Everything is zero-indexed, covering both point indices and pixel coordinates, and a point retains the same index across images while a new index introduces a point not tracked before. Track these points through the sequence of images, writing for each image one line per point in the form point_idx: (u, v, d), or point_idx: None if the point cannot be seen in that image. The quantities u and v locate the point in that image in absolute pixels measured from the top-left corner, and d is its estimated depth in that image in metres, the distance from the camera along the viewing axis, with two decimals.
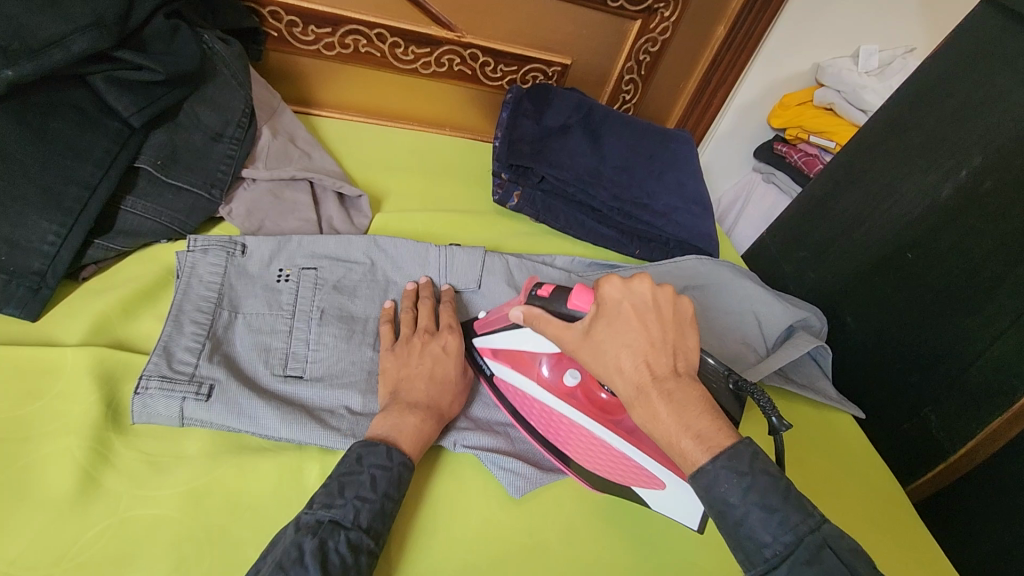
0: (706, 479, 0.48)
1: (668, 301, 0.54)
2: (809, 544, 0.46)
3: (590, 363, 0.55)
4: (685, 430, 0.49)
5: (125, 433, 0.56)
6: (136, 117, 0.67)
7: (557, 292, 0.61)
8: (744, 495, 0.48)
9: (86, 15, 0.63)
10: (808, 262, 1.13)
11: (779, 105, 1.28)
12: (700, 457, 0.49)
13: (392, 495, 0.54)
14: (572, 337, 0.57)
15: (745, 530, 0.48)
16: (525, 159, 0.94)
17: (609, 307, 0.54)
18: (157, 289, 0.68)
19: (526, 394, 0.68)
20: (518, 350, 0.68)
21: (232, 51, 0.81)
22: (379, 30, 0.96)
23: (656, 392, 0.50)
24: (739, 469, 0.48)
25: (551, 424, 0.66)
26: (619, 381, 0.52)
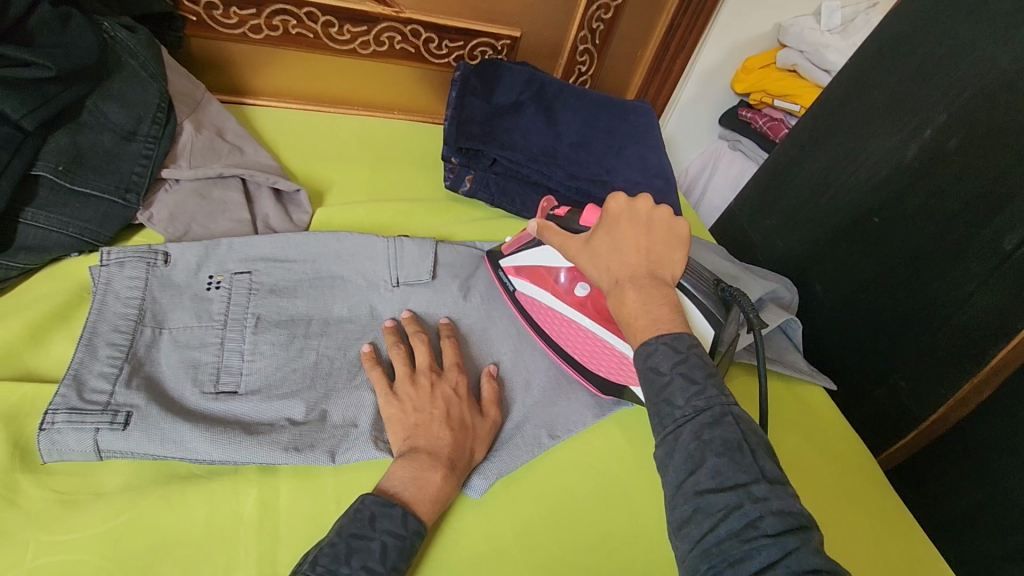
0: (647, 351, 0.49)
1: (665, 221, 0.56)
2: (715, 411, 0.45)
3: (586, 265, 0.60)
4: (643, 313, 0.51)
5: (34, 471, 0.50)
6: (28, 119, 0.60)
7: (572, 213, 0.68)
8: (675, 364, 0.47)
9: None
10: (776, 230, 1.10)
11: (742, 69, 1.24)
12: (647, 335, 0.50)
13: (401, 567, 0.50)
14: (575, 245, 0.62)
15: (665, 396, 0.47)
16: (475, 140, 0.89)
17: (609, 218, 0.58)
18: (69, 308, 0.62)
19: (541, 305, 0.73)
20: (541, 266, 0.73)
21: (139, 39, 0.73)
22: (309, 8, 0.89)
23: (627, 284, 0.53)
24: (676, 348, 0.48)
25: (572, 341, 0.71)
26: (605, 275, 0.56)
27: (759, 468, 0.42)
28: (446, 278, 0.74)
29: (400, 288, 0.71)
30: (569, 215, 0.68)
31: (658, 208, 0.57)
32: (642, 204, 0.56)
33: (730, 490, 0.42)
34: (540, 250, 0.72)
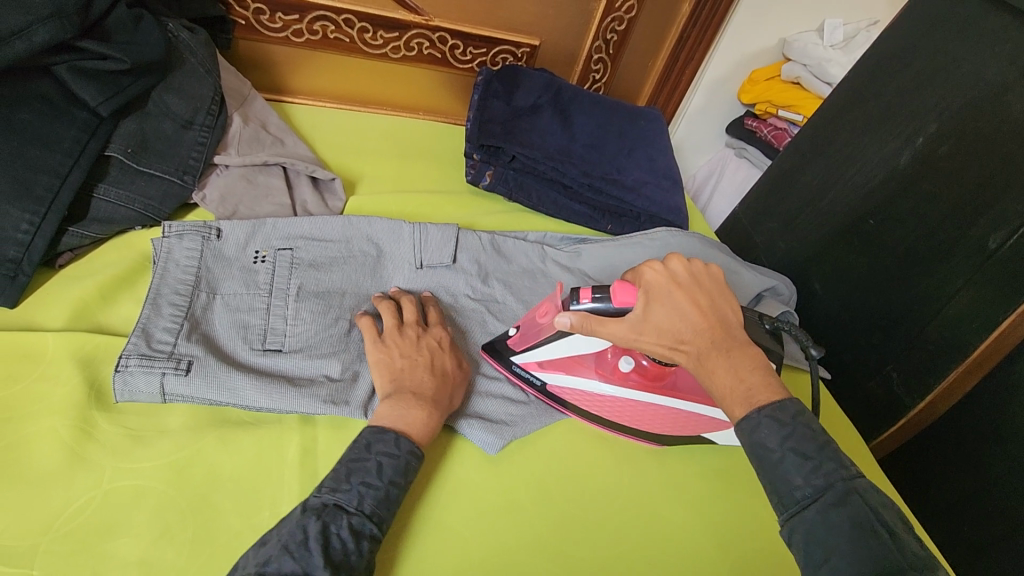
0: (749, 425, 0.53)
1: (702, 270, 0.61)
2: (838, 490, 0.49)
3: (649, 342, 0.59)
4: (739, 381, 0.55)
5: (108, 411, 0.57)
6: (104, 106, 0.68)
7: (598, 291, 0.62)
8: (783, 441, 0.52)
9: (46, 6, 0.63)
10: (777, 232, 1.16)
11: (748, 80, 1.31)
12: (745, 408, 0.54)
13: (398, 482, 0.56)
14: (628, 329, 0.59)
15: (780, 472, 0.51)
16: (497, 139, 0.96)
17: (655, 288, 0.59)
18: (134, 275, 0.69)
19: (588, 394, 0.71)
20: (573, 356, 0.70)
21: (198, 39, 0.81)
22: (347, 15, 0.97)
23: (715, 353, 0.56)
24: (781, 419, 0.52)
25: (614, 409, 0.71)
26: (671, 343, 0.58)
27: (899, 552, 0.46)
28: (467, 261, 0.81)
29: (424, 269, 0.78)
30: (597, 296, 0.61)
31: (690, 263, 0.61)
32: (678, 264, 0.60)
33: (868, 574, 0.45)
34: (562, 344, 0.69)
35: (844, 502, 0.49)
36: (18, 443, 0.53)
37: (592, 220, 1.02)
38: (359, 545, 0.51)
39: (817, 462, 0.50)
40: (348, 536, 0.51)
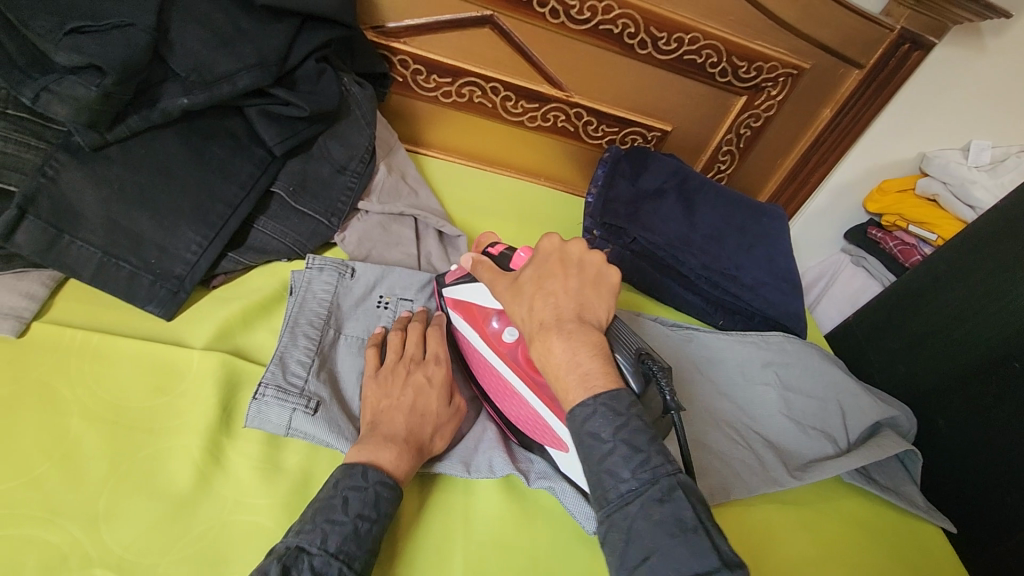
0: (584, 412, 0.50)
1: (595, 266, 0.58)
2: (664, 485, 0.47)
3: (508, 304, 0.59)
4: (572, 365, 0.52)
5: (233, 437, 0.59)
6: (279, 146, 0.74)
7: (506, 252, 0.67)
8: (615, 433, 0.49)
9: (254, 56, 0.70)
10: (899, 355, 1.08)
11: (877, 189, 1.23)
12: (580, 394, 0.51)
13: (369, 516, 0.53)
14: (504, 283, 0.61)
15: (607, 466, 0.49)
16: (619, 219, 0.98)
17: (540, 255, 0.59)
18: (274, 304, 0.73)
19: (472, 346, 0.70)
20: (473, 303, 0.70)
21: (365, 94, 0.88)
22: (495, 84, 1.02)
23: (554, 330, 0.54)
24: (617, 409, 0.50)
25: (491, 383, 0.69)
26: (526, 317, 0.57)
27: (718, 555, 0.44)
28: None
29: None
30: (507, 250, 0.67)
31: (591, 253, 0.59)
32: (576, 249, 0.59)
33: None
34: (471, 288, 0.70)
35: (670, 499, 0.47)
36: (156, 455, 0.56)
37: (706, 313, 1.01)
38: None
39: (645, 457, 0.48)
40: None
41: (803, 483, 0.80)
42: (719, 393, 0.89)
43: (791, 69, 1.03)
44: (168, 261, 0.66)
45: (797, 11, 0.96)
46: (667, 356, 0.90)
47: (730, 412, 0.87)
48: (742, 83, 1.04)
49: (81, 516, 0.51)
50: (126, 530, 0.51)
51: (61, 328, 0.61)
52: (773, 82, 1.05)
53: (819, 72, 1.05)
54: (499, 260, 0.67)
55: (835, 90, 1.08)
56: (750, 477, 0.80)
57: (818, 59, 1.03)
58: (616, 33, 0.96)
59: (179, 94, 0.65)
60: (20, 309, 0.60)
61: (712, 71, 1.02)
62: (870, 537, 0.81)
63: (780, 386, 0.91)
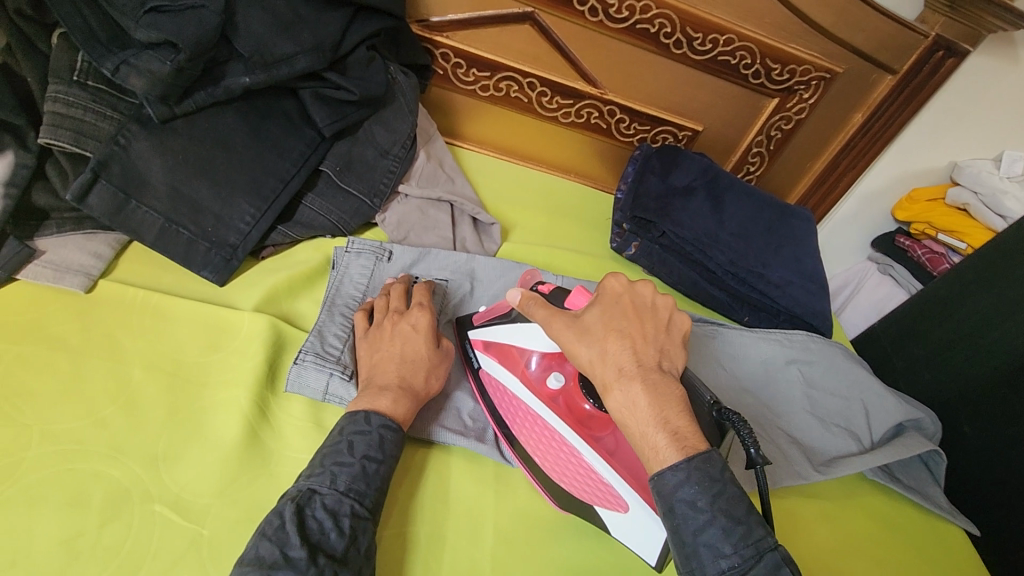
0: (676, 478, 0.51)
1: (665, 310, 0.59)
2: (767, 561, 0.49)
3: (573, 345, 0.58)
4: (661, 423, 0.53)
5: (279, 395, 0.62)
6: (329, 127, 0.77)
7: (556, 290, 0.65)
8: (712, 501, 0.50)
9: (311, 40, 0.74)
10: (925, 361, 1.08)
11: (907, 198, 1.23)
12: (671, 455, 0.52)
13: (375, 457, 0.55)
14: (563, 320, 0.59)
15: (703, 540, 0.50)
16: (649, 213, 1.00)
17: (608, 296, 0.59)
18: (319, 276, 0.76)
19: (513, 395, 0.67)
20: (514, 346, 0.68)
21: (410, 82, 0.91)
22: (532, 79, 1.05)
23: (638, 381, 0.54)
24: (710, 475, 0.51)
25: (530, 435, 0.66)
26: (600, 363, 0.56)
27: None
28: None
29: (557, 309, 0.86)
30: (556, 291, 0.64)
31: (657, 295, 0.60)
32: (644, 289, 0.59)
33: None
34: (511, 328, 0.68)
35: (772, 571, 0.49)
36: (209, 406, 0.59)
37: (731, 309, 1.02)
38: (338, 523, 0.51)
39: (745, 529, 0.50)
40: (325, 516, 0.51)
41: (827, 477, 0.81)
42: (743, 389, 0.91)
43: (824, 73, 1.04)
44: (224, 230, 0.70)
45: (832, 15, 0.98)
46: (692, 349, 0.92)
47: (754, 407, 0.89)
48: (775, 85, 1.06)
49: (142, 456, 0.54)
50: (182, 472, 0.54)
51: (125, 287, 0.65)
52: (806, 86, 1.06)
53: (852, 77, 1.06)
54: (550, 296, 0.64)
55: (868, 95, 1.09)
56: (775, 469, 0.81)
57: (851, 64, 1.04)
58: (652, 32, 0.99)
59: (242, 73, 0.70)
60: (88, 267, 0.65)
61: (745, 73, 1.04)
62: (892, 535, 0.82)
63: (804, 383, 0.92)
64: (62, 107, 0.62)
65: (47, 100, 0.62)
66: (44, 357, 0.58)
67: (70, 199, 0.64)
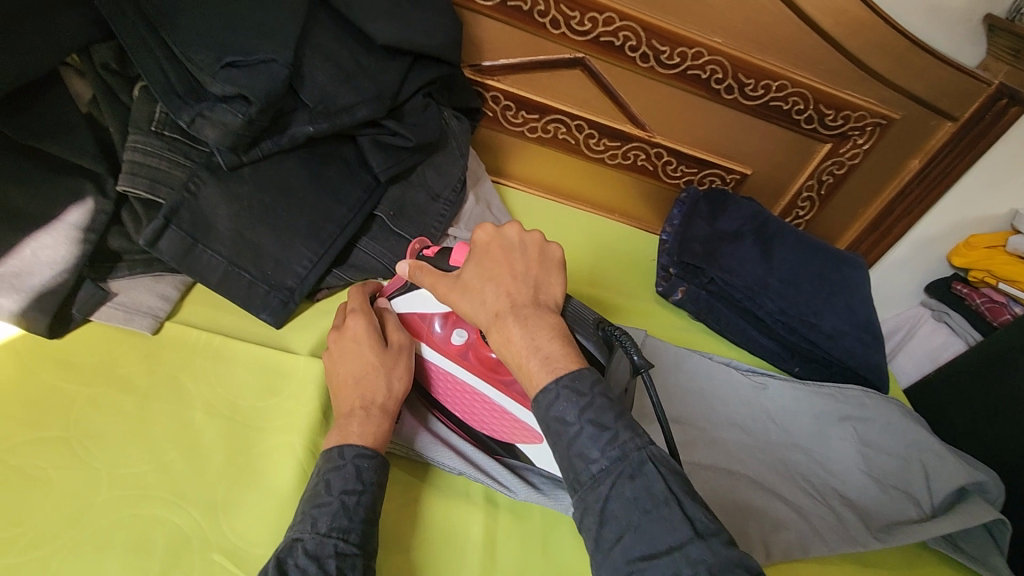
0: (547, 398, 0.51)
1: (535, 245, 0.60)
2: (634, 462, 0.48)
3: (457, 302, 0.58)
4: (532, 349, 0.53)
5: None
6: (384, 173, 0.79)
7: (442, 251, 0.64)
8: (581, 414, 0.51)
9: (372, 91, 0.76)
10: (987, 420, 1.02)
11: (965, 244, 1.17)
12: (545, 379, 0.52)
13: (354, 491, 0.55)
14: (446, 283, 0.59)
15: (575, 449, 0.50)
16: (698, 259, 0.99)
17: (479, 248, 0.59)
18: None
19: (424, 358, 0.69)
20: (417, 311, 0.68)
21: (461, 127, 0.93)
22: (580, 122, 1.06)
23: (511, 319, 0.54)
24: (579, 390, 0.51)
25: (449, 390, 0.69)
26: (479, 309, 0.56)
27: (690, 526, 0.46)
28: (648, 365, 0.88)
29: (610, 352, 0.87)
30: (442, 253, 0.63)
31: (527, 233, 0.60)
32: (510, 231, 0.59)
33: (662, 555, 0.45)
34: (417, 295, 0.67)
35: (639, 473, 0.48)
36: (266, 452, 0.60)
37: (780, 358, 1.00)
38: (322, 566, 0.49)
39: (612, 433, 0.50)
40: (307, 561, 0.49)
41: (886, 545, 0.77)
42: (794, 444, 0.88)
43: (880, 119, 1.02)
44: (283, 274, 0.72)
45: (889, 62, 0.96)
46: (739, 404, 0.89)
47: (806, 466, 0.86)
48: (828, 130, 1.05)
49: (201, 502, 0.55)
50: (239, 520, 0.55)
51: (188, 329, 0.67)
52: (860, 131, 1.04)
53: (909, 123, 1.04)
54: (433, 260, 0.63)
55: (925, 141, 1.07)
56: (831, 535, 0.77)
57: (908, 110, 1.02)
58: (704, 78, 0.99)
59: (308, 123, 0.72)
60: (156, 309, 0.67)
61: (797, 118, 1.03)
62: None
63: (857, 442, 0.89)
64: (139, 157, 0.66)
65: (127, 150, 0.66)
66: (113, 397, 0.60)
67: (143, 244, 0.66)
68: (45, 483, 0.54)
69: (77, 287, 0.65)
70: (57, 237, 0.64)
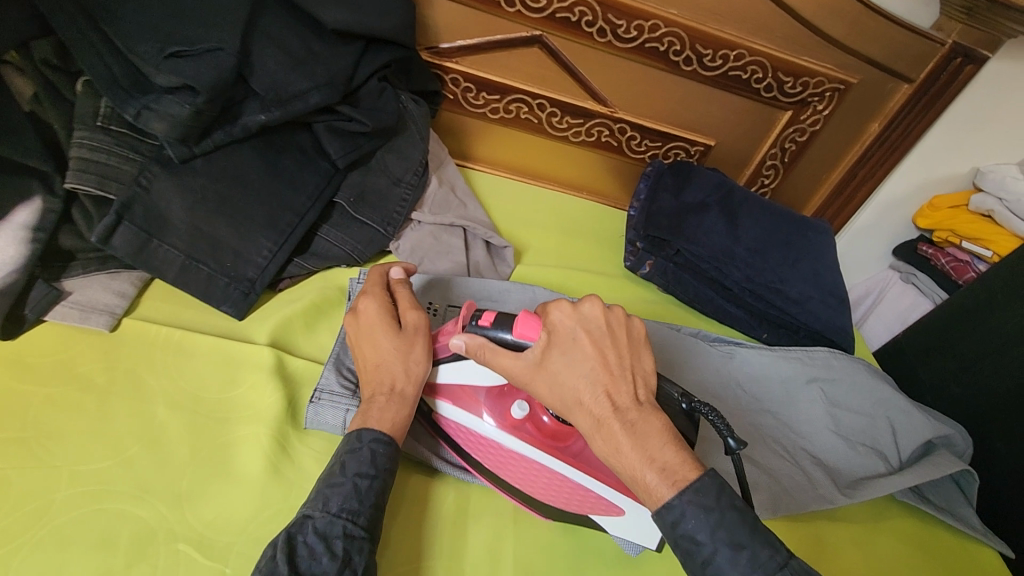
0: (672, 514, 0.51)
1: (618, 322, 0.57)
2: (768, 568, 0.50)
3: (544, 390, 0.56)
4: (648, 460, 0.52)
5: (299, 429, 0.63)
6: (342, 159, 0.79)
7: (501, 318, 0.58)
8: (713, 532, 0.50)
9: (324, 76, 0.76)
10: (953, 374, 1.03)
11: (929, 205, 1.19)
12: (665, 492, 0.51)
13: (366, 475, 0.55)
14: (526, 368, 0.56)
15: (712, 567, 0.50)
16: (662, 232, 0.99)
17: (562, 335, 0.55)
18: (333, 306, 0.77)
19: (482, 438, 0.64)
20: (464, 385, 0.65)
21: (420, 111, 0.93)
22: (542, 101, 1.06)
23: (617, 423, 0.52)
24: (706, 504, 0.51)
25: (510, 470, 0.64)
26: (578, 408, 0.54)
27: None
28: None
29: None
30: (506, 317, 0.58)
31: (609, 311, 0.57)
32: (591, 308, 0.56)
33: None
34: (458, 368, 0.64)
35: None
36: (231, 441, 0.60)
37: (749, 326, 1.01)
38: (330, 545, 0.51)
39: (751, 550, 0.50)
40: (315, 540, 0.50)
41: (853, 500, 0.80)
42: (764, 409, 0.89)
43: (838, 84, 1.03)
44: (242, 265, 0.72)
45: (844, 27, 0.97)
46: (709, 373, 0.90)
47: (775, 429, 0.87)
48: (788, 98, 1.05)
49: (166, 494, 0.55)
50: (207, 508, 0.55)
51: (148, 324, 0.67)
52: (819, 97, 1.05)
53: (868, 87, 1.05)
54: (496, 335, 0.58)
55: (884, 105, 1.08)
56: (800, 494, 0.79)
57: (866, 74, 1.03)
58: (662, 51, 0.99)
59: (259, 111, 0.71)
60: (113, 306, 0.67)
61: (757, 87, 1.03)
62: (917, 550, 0.80)
63: (826, 402, 0.91)
64: (86, 152, 0.64)
65: (73, 146, 0.64)
66: (72, 396, 0.60)
67: (96, 241, 0.65)
68: (4, 483, 0.53)
69: (29, 288, 0.64)
70: (5, 238, 0.62)
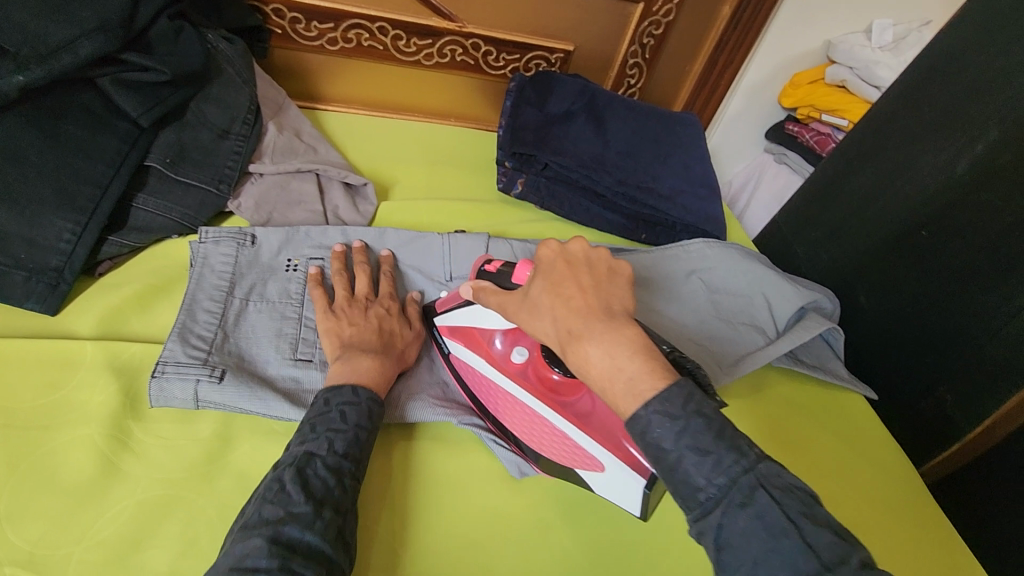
0: (639, 425, 0.45)
1: (604, 263, 0.52)
2: (743, 486, 0.42)
3: (528, 323, 0.53)
4: (616, 371, 0.46)
5: (141, 417, 0.58)
6: (145, 117, 0.69)
7: (505, 270, 0.62)
8: (679, 439, 0.44)
9: (92, 19, 0.64)
10: (821, 242, 1.06)
11: (790, 84, 1.21)
12: (631, 405, 0.45)
13: (364, 426, 0.57)
14: (516, 304, 0.54)
15: (680, 475, 0.44)
16: (529, 146, 0.95)
17: (545, 266, 0.53)
18: (168, 283, 0.70)
19: (485, 378, 0.67)
20: (474, 328, 0.68)
21: (236, 50, 0.82)
22: (382, 23, 0.97)
23: (587, 338, 0.47)
24: (671, 412, 0.44)
25: (515, 420, 0.65)
26: (551, 331, 0.50)
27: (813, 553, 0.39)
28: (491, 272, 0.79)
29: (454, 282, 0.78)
30: (505, 270, 0.61)
31: (594, 248, 0.53)
32: (577, 247, 0.52)
33: None
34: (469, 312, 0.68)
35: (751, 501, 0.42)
36: (56, 449, 0.54)
37: (627, 230, 1.01)
38: (341, 480, 0.52)
39: (716, 457, 0.43)
40: (327, 473, 0.52)
41: (734, 376, 0.84)
42: (651, 307, 0.91)
43: None
44: (41, 254, 0.63)
45: None
46: None
47: (662, 325, 0.89)
48: None
49: None
50: (35, 524, 0.50)
51: None
52: None
53: None
54: (499, 278, 0.61)
55: None
56: None
57: None
58: None
59: (12, 71, 0.60)
60: None
61: None
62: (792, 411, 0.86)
63: (706, 290, 0.93)
64: None
65: None
66: None
67: None
68: None
69: None
70: None
